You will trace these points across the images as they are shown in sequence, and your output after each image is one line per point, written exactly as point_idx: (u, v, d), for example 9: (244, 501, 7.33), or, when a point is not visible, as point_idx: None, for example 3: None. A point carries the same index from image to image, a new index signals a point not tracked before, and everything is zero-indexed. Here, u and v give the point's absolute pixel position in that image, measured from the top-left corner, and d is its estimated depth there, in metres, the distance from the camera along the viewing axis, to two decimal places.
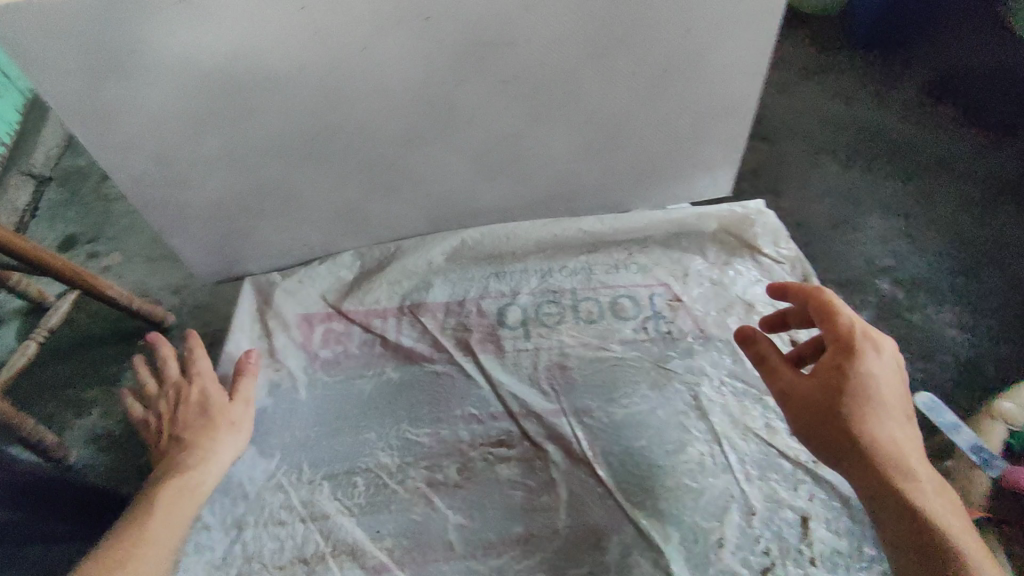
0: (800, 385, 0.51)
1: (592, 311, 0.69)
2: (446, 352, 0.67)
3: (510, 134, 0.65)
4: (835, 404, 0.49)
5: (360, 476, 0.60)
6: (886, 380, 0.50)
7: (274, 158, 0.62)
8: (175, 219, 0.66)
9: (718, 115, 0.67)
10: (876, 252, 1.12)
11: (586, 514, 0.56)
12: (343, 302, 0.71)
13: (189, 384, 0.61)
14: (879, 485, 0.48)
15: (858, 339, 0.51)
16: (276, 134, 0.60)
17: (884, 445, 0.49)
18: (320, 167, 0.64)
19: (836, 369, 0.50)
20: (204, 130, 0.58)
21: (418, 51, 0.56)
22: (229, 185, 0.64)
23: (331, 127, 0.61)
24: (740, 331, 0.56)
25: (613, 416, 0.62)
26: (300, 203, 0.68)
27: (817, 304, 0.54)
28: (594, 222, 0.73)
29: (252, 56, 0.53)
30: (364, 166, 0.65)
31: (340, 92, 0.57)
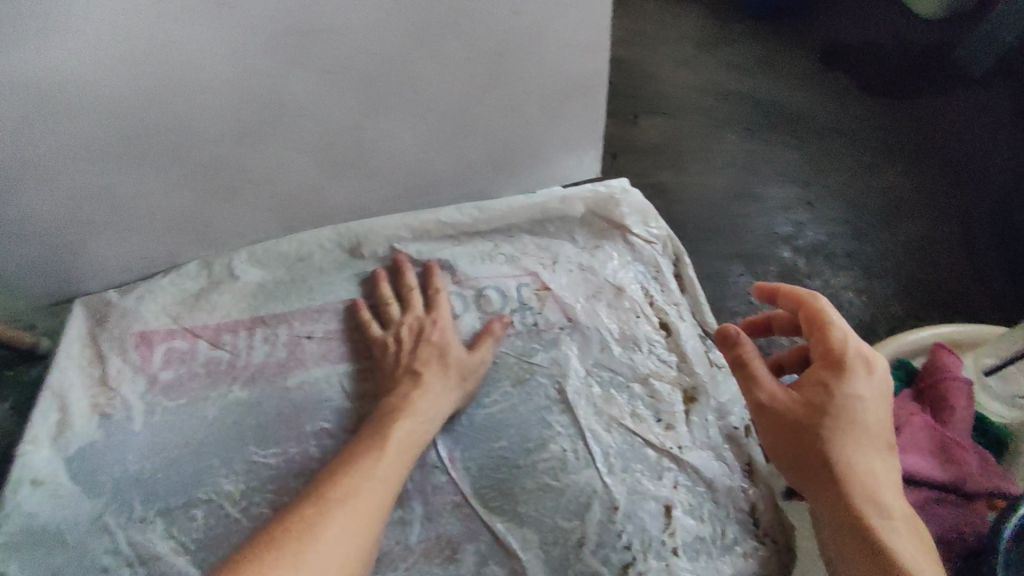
0: (780, 399, 0.51)
1: (455, 307, 0.66)
2: (299, 363, 0.62)
3: (350, 126, 0.60)
4: (814, 425, 0.49)
5: (198, 508, 0.55)
6: (873, 402, 0.49)
7: (88, 163, 0.55)
8: None
9: (567, 95, 0.66)
10: (778, 220, 1.13)
11: (439, 525, 0.53)
12: (187, 318, 0.64)
13: (431, 326, 0.62)
14: (848, 515, 0.47)
15: (850, 357, 0.49)
16: (84, 138, 0.53)
17: (858, 472, 0.48)
18: (142, 170, 0.58)
19: (821, 386, 0.49)
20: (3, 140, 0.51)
21: (228, 43, 0.50)
22: (36, 201, 0.57)
23: (148, 127, 0.54)
24: (724, 331, 0.54)
25: (474, 417, 0.59)
26: (129, 212, 0.61)
27: (809, 314, 0.52)
28: (452, 212, 0.70)
29: (19, 57, 0.47)
30: (194, 167, 0.59)
31: (161, 95, 0.52)
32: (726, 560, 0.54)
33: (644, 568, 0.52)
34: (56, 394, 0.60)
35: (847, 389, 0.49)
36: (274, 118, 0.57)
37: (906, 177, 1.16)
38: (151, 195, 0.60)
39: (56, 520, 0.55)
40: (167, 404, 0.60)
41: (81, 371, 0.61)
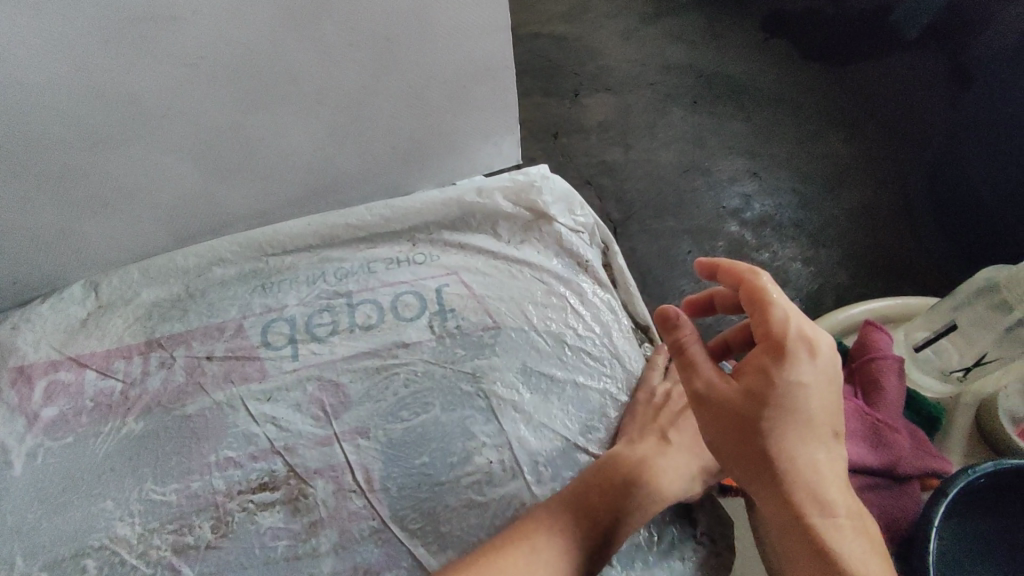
0: (716, 389, 0.45)
1: (370, 316, 0.61)
2: (201, 387, 0.57)
3: (230, 124, 0.55)
4: (755, 421, 0.43)
5: (90, 557, 0.50)
6: (817, 387, 0.42)
7: None
8: None
9: (472, 79, 0.61)
10: (725, 195, 1.11)
11: (355, 554, 0.50)
12: (76, 345, 0.60)
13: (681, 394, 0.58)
14: (791, 517, 0.42)
15: (792, 340, 0.42)
16: None
17: (802, 469, 0.43)
18: None
19: (760, 375, 0.43)
20: None
21: (62, 36, 0.44)
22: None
23: None
24: (661, 313, 0.47)
25: (393, 433, 0.54)
26: None
27: (748, 290, 0.45)
28: (362, 212, 0.65)
29: None
30: (58, 180, 0.53)
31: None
32: (661, 564, 0.51)
33: None
34: None
35: (789, 377, 0.42)
36: (138, 122, 0.51)
37: (847, 144, 1.15)
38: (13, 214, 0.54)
39: None
40: (51, 443, 0.55)
41: None
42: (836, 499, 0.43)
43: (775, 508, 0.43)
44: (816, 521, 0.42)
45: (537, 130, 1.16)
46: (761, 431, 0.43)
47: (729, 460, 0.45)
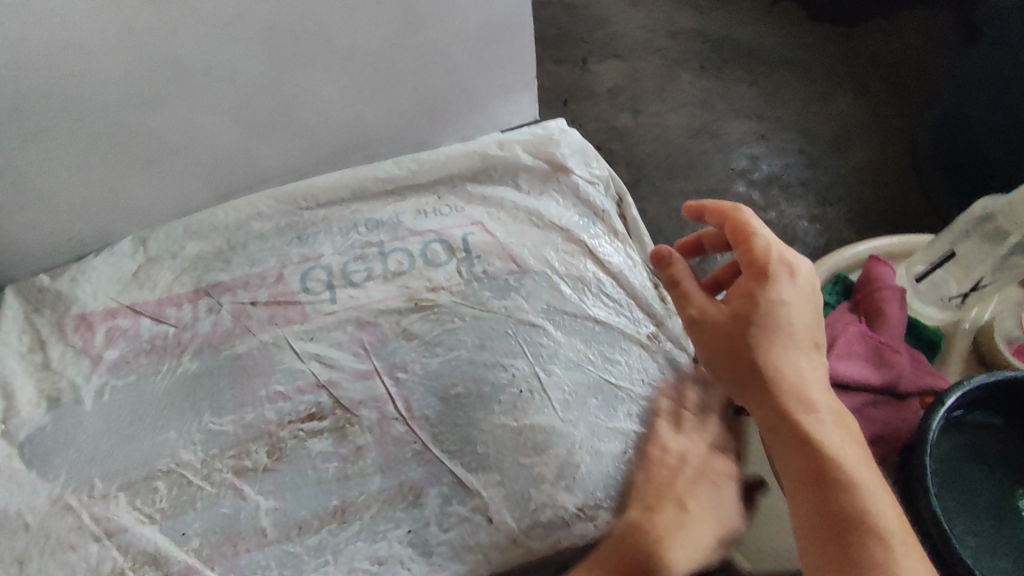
0: (709, 313, 0.53)
1: (402, 263, 0.65)
2: (250, 330, 0.62)
3: (265, 81, 0.58)
4: (744, 330, 0.51)
5: (160, 479, 0.55)
6: (797, 304, 0.51)
7: None
8: None
9: (492, 35, 0.64)
10: (734, 155, 1.13)
11: (402, 472, 0.54)
12: (129, 296, 0.64)
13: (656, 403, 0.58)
14: (779, 416, 0.49)
15: (773, 263, 0.51)
16: None
17: (787, 375, 0.50)
18: (45, 149, 0.55)
19: (746, 296, 0.51)
20: None
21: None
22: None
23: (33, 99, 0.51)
24: (657, 253, 0.57)
25: (428, 366, 0.59)
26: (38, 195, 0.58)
27: (734, 227, 0.54)
28: (391, 166, 0.69)
29: None
30: (102, 135, 0.56)
31: (35, 55, 0.48)
32: None
33: (604, 496, 0.54)
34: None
35: (772, 295, 0.51)
36: (178, 81, 0.55)
37: (852, 103, 1.17)
38: (64, 171, 0.57)
39: (13, 505, 0.54)
40: (116, 382, 0.60)
41: (23, 358, 0.61)
42: (819, 400, 0.50)
43: (763, 411, 0.50)
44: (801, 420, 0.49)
45: (548, 95, 1.18)
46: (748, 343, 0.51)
47: (722, 376, 0.53)
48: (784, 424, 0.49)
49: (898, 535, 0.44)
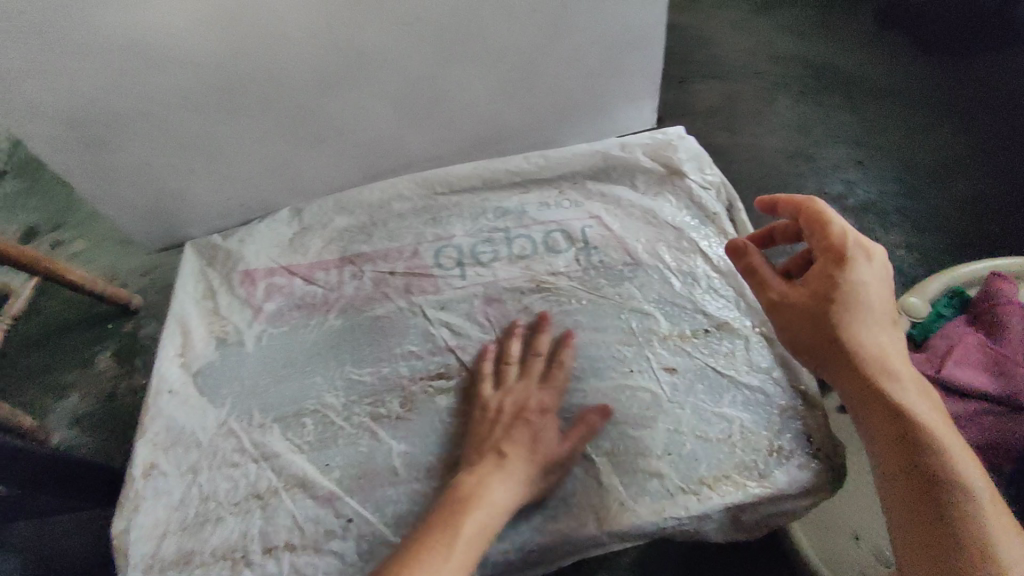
0: (791, 295, 0.56)
1: (525, 248, 0.71)
2: (388, 295, 0.69)
3: (425, 76, 0.66)
4: (825, 309, 0.54)
5: (308, 416, 0.63)
6: (875, 285, 0.53)
7: (187, 112, 0.63)
8: (102, 183, 0.67)
9: (626, 46, 0.70)
10: (830, 180, 1.14)
11: (520, 433, 0.60)
12: (287, 258, 0.73)
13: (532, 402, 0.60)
14: (862, 384, 0.52)
15: (848, 247, 0.54)
16: (180, 90, 0.60)
17: (868, 347, 0.53)
18: (240, 121, 0.65)
19: (824, 278, 0.54)
20: (114, 86, 0.58)
21: None
22: (144, 147, 0.65)
23: (239, 78, 0.61)
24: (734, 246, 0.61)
25: (546, 340, 0.65)
26: (227, 157, 0.69)
27: (807, 217, 0.57)
28: (521, 161, 0.75)
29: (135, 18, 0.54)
30: (286, 112, 0.66)
31: (250, 38, 0.57)
32: (780, 468, 0.58)
33: (705, 473, 0.57)
34: (180, 321, 0.69)
35: (850, 277, 0.54)
36: (354, 70, 0.63)
37: (962, 134, 1.15)
38: (250, 141, 0.68)
39: (188, 423, 0.63)
40: (272, 330, 0.68)
41: (198, 302, 0.71)
42: (901, 368, 0.52)
43: (846, 381, 0.53)
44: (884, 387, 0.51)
45: None
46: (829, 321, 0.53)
47: (805, 354, 0.56)
48: (867, 393, 0.52)
49: (983, 488, 0.46)
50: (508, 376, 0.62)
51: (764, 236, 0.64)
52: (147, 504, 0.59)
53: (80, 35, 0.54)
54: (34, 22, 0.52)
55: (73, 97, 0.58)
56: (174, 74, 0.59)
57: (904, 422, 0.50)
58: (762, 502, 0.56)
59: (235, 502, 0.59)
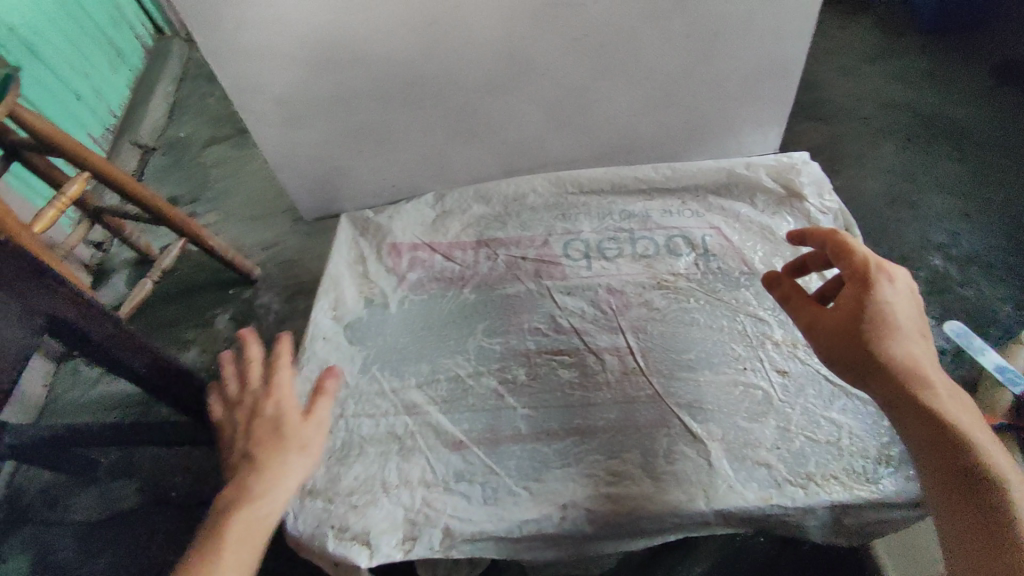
0: (821, 315, 0.57)
1: (648, 248, 0.76)
2: (520, 277, 0.76)
3: (580, 86, 0.73)
4: (854, 325, 0.54)
5: (443, 374, 0.70)
6: (901, 303, 0.54)
7: (372, 101, 0.72)
8: (286, 155, 0.77)
9: (764, 75, 0.75)
10: (932, 229, 1.12)
11: (636, 412, 0.65)
12: (429, 236, 0.81)
13: (265, 398, 0.59)
14: (897, 392, 0.52)
15: (871, 269, 0.56)
16: (373, 81, 0.70)
17: (901, 359, 0.53)
18: (412, 111, 0.74)
19: (850, 297, 0.55)
20: (321, 74, 0.68)
21: (503, 11, 0.64)
22: (328, 129, 0.75)
23: (423, 75, 0.70)
24: (768, 275, 0.62)
25: (664, 332, 0.70)
26: (393, 142, 0.78)
27: (833, 245, 0.59)
28: (649, 171, 0.81)
29: (355, 20, 0.63)
30: (450, 111, 0.75)
31: (442, 42, 0.66)
32: (889, 477, 0.60)
33: (813, 470, 0.61)
34: (333, 280, 0.78)
35: (876, 297, 0.55)
36: (521, 76, 0.71)
37: None
38: (415, 133, 0.77)
39: (338, 367, 0.71)
40: (413, 297, 0.76)
41: (349, 264, 0.79)
42: (933, 376, 0.52)
43: (880, 392, 0.53)
44: (918, 394, 0.51)
45: None
46: (859, 334, 0.54)
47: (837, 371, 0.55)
48: (902, 401, 0.51)
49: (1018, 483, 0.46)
50: (251, 374, 0.62)
51: (797, 264, 0.66)
52: None
53: (306, 29, 0.63)
54: (277, 12, 0.61)
55: (287, 79, 0.68)
56: (372, 67, 0.68)
57: (941, 426, 0.50)
58: (868, 506, 0.59)
59: (376, 439, 0.66)
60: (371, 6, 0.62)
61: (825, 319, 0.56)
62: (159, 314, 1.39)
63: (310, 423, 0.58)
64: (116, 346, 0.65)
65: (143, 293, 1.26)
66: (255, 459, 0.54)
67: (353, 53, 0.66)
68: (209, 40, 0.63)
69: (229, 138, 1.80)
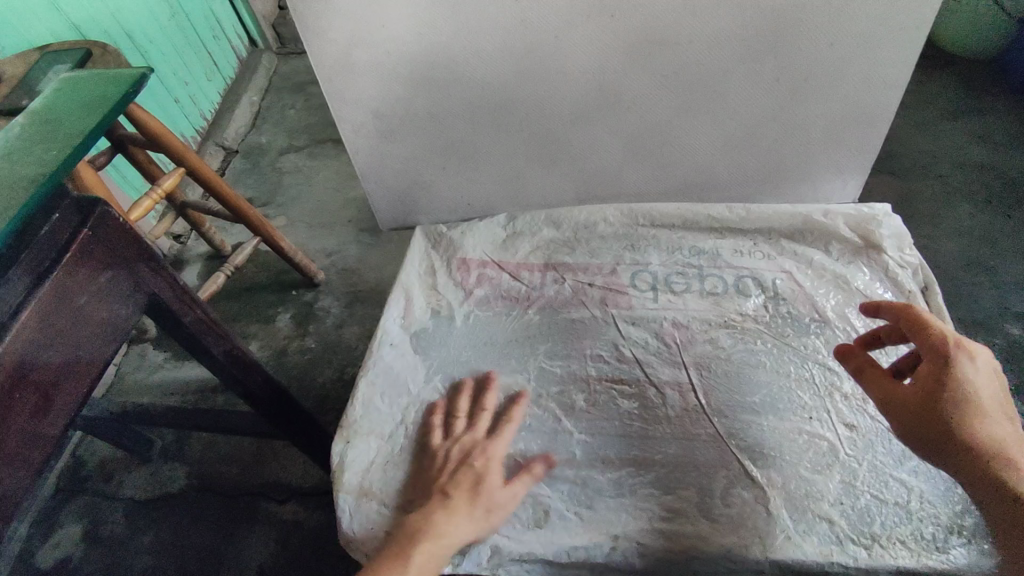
0: (900, 392, 0.55)
1: (716, 286, 0.76)
2: (585, 303, 0.77)
3: (664, 122, 0.75)
4: (934, 403, 0.52)
5: (502, 391, 0.71)
6: (985, 383, 0.52)
7: (464, 121, 0.76)
8: (375, 163, 0.83)
9: (851, 123, 0.75)
10: (1011, 296, 1.06)
11: (693, 450, 0.64)
12: (498, 255, 0.83)
13: (477, 453, 0.62)
14: (984, 477, 0.49)
15: (950, 346, 0.54)
16: (467, 102, 0.74)
17: (987, 443, 0.50)
18: (499, 134, 0.78)
19: (930, 374, 0.53)
20: (418, 92, 0.73)
21: (598, 45, 0.66)
22: (418, 143, 0.80)
23: (514, 101, 0.73)
24: (840, 347, 0.61)
25: (728, 371, 0.69)
26: (476, 161, 0.82)
27: (908, 319, 0.58)
28: (723, 210, 0.81)
29: (460, 44, 0.67)
30: (534, 137, 0.78)
31: (535, 71, 0.70)
32: (963, 549, 0.57)
33: (880, 531, 0.58)
34: (403, 288, 0.81)
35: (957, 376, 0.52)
36: (607, 108, 0.74)
37: None
38: (497, 153, 0.81)
39: (401, 372, 0.73)
40: (478, 312, 0.78)
41: (419, 275, 0.82)
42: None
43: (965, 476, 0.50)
44: (1007, 481, 0.48)
45: None
46: (940, 414, 0.51)
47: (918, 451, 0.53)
48: (990, 488, 0.49)
49: None
50: (479, 423, 0.66)
51: (869, 333, 0.64)
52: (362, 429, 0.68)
53: (411, 49, 0.68)
54: (387, 33, 0.66)
55: (387, 94, 0.73)
56: (468, 88, 0.72)
57: None
58: None
59: (432, 446, 0.67)
60: (473, 32, 0.66)
61: (905, 398, 0.54)
62: (227, 306, 1.46)
63: (509, 486, 0.61)
64: (199, 330, 0.69)
65: (215, 285, 1.32)
66: (450, 504, 0.57)
67: (452, 75, 0.71)
68: (320, 53, 0.69)
69: (306, 147, 1.90)
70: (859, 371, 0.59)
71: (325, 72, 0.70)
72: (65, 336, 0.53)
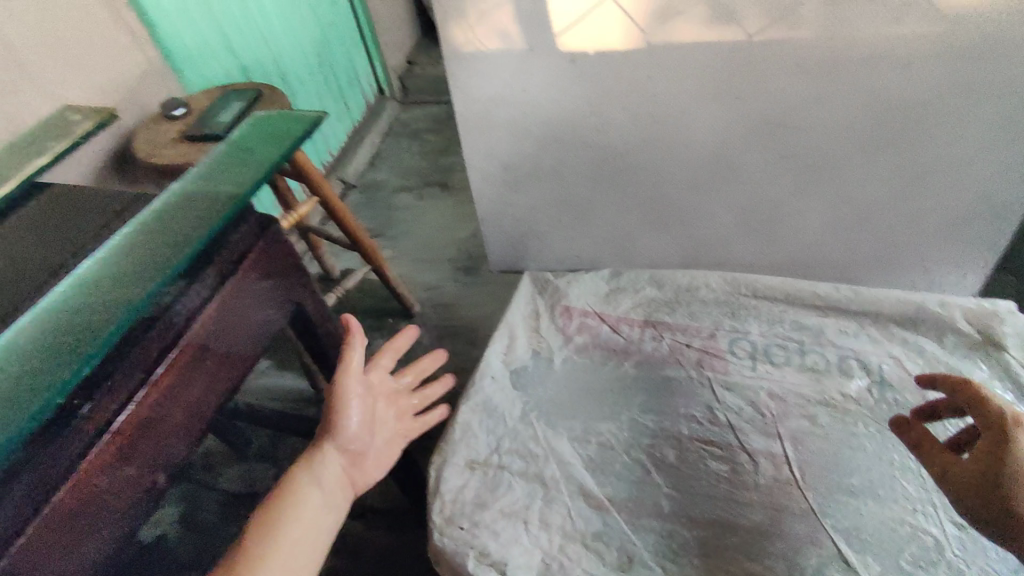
0: (959, 469, 0.54)
1: (818, 363, 0.76)
2: (682, 363, 0.79)
3: (778, 199, 0.79)
4: (993, 483, 0.50)
5: (594, 437, 0.74)
6: None
7: (588, 181, 0.84)
8: (496, 211, 0.91)
9: (975, 216, 0.75)
10: None
11: (784, 523, 0.64)
12: (600, 307, 0.87)
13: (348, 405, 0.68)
14: None
15: (1009, 424, 0.52)
16: (593, 166, 0.81)
17: None
18: (616, 195, 0.85)
19: (989, 452, 0.52)
20: (546, 152, 0.81)
21: (723, 122, 0.72)
22: (539, 198, 0.88)
23: (637, 166, 0.80)
24: (896, 419, 0.61)
25: (826, 448, 0.69)
26: (589, 219, 0.89)
27: (967, 394, 0.56)
28: (830, 289, 0.82)
29: (596, 113, 0.75)
30: (648, 202, 0.84)
31: (659, 141, 0.76)
32: None
33: None
34: (508, 326, 0.87)
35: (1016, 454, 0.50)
36: (724, 180, 0.79)
37: None
38: (613, 211, 0.87)
39: (500, 404, 0.78)
40: (577, 358, 0.82)
41: (524, 316, 0.88)
42: None
43: None
44: None
45: None
46: (999, 494, 0.50)
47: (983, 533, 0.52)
48: None
49: None
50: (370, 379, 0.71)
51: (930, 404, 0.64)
52: (459, 452, 0.73)
53: (549, 114, 0.76)
54: (529, 98, 0.75)
55: (519, 151, 0.82)
56: (595, 152, 0.79)
57: None
58: None
59: (524, 478, 0.71)
60: (607, 103, 0.73)
61: (959, 472, 0.54)
62: None
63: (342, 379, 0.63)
64: (329, 343, 0.78)
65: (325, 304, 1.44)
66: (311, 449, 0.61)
67: (581, 138, 0.78)
68: (464, 109, 0.78)
69: (417, 188, 2.06)
70: (916, 445, 0.59)
71: (465, 124, 0.80)
72: (235, 333, 0.62)
